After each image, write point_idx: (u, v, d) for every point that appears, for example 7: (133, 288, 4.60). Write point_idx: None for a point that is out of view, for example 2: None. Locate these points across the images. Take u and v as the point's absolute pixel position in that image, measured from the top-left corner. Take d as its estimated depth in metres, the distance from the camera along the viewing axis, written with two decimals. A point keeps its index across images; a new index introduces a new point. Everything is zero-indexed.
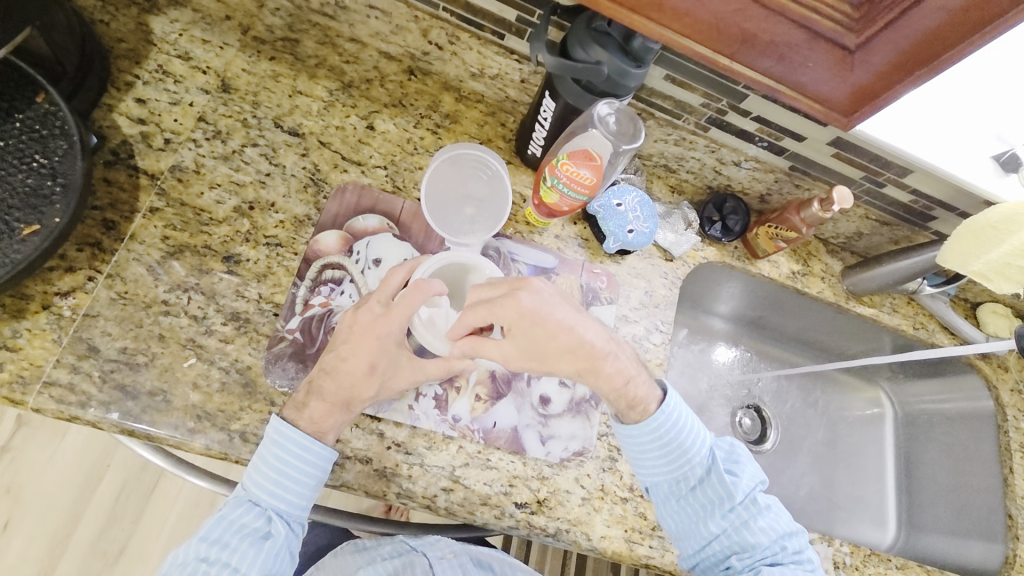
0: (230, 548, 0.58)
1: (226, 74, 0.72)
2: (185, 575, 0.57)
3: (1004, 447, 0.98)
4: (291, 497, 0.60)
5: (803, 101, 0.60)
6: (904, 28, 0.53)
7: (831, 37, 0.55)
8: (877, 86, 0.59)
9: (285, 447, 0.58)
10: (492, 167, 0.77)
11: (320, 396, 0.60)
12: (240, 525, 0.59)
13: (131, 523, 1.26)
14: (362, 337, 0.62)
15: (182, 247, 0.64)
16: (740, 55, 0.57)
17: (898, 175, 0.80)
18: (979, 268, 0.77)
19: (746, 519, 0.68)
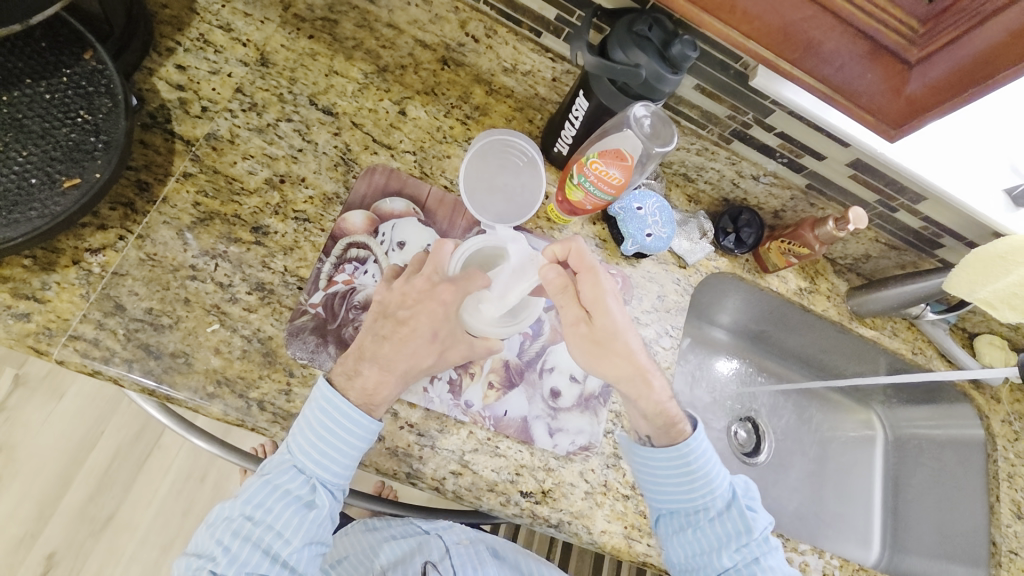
0: (275, 512, 0.59)
1: (266, 48, 0.73)
2: (230, 530, 0.59)
3: (992, 475, 1.00)
4: (335, 468, 0.60)
5: (856, 111, 0.66)
6: (961, 46, 0.60)
7: (893, 48, 0.62)
8: (925, 102, 0.64)
9: (335, 418, 0.59)
10: (526, 155, 0.78)
11: (378, 363, 0.61)
12: (284, 491, 0.60)
13: (121, 491, 1.25)
14: (423, 304, 0.66)
15: (213, 215, 0.65)
16: (803, 60, 0.63)
17: (911, 201, 0.82)
18: (985, 296, 0.78)
19: (757, 556, 0.67)
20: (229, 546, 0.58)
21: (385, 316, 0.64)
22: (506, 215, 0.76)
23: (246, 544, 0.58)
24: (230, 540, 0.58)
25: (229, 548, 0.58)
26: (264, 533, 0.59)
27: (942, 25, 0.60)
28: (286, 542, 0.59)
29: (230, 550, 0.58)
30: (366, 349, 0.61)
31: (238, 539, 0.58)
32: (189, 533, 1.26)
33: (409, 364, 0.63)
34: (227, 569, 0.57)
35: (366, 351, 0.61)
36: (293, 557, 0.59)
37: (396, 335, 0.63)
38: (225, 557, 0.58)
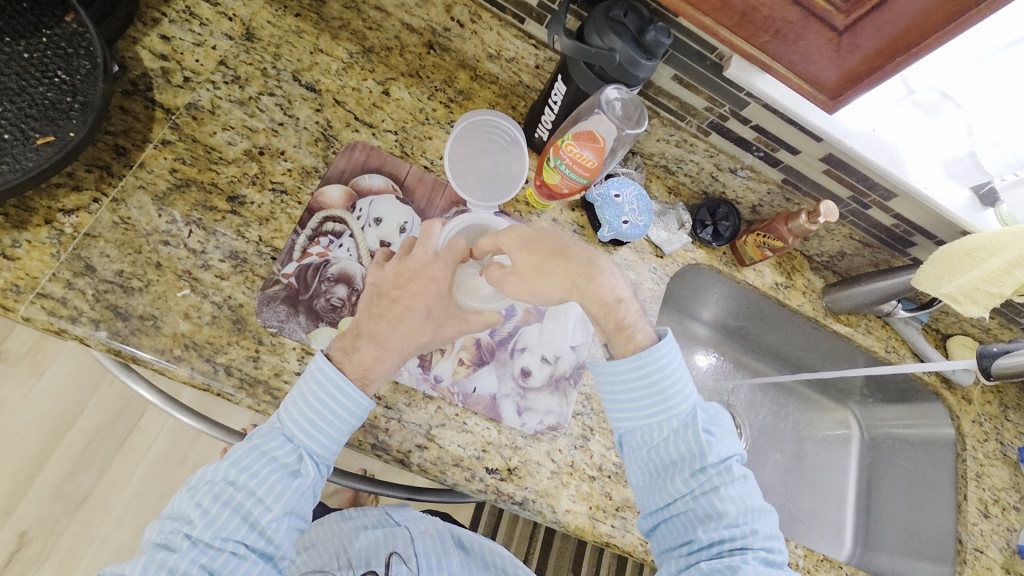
0: (259, 477, 0.57)
1: (252, 24, 0.74)
2: (211, 493, 0.56)
3: (961, 475, 1.01)
4: (324, 440, 0.59)
5: (793, 80, 0.69)
6: (888, 12, 0.60)
7: (824, 16, 0.62)
8: (861, 70, 0.66)
9: (328, 390, 0.58)
10: (507, 133, 0.80)
11: (375, 341, 0.61)
12: (270, 457, 0.58)
13: (97, 470, 1.25)
14: (415, 283, 0.64)
15: (190, 182, 0.65)
16: (737, 28, 0.64)
17: (883, 198, 0.83)
18: (950, 292, 0.80)
19: (716, 485, 0.61)
20: (208, 509, 0.55)
21: (380, 296, 0.63)
22: (491, 193, 0.76)
23: (226, 508, 0.55)
24: (210, 502, 0.55)
25: (207, 511, 0.55)
26: (245, 498, 0.56)
27: None
28: (267, 509, 0.56)
29: (209, 513, 0.55)
30: (365, 328, 0.62)
31: (217, 502, 0.55)
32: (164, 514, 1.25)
33: (406, 341, 0.63)
34: (204, 532, 0.54)
35: (365, 328, 0.62)
36: (270, 526, 0.56)
37: (391, 313, 0.63)
38: (203, 520, 0.55)
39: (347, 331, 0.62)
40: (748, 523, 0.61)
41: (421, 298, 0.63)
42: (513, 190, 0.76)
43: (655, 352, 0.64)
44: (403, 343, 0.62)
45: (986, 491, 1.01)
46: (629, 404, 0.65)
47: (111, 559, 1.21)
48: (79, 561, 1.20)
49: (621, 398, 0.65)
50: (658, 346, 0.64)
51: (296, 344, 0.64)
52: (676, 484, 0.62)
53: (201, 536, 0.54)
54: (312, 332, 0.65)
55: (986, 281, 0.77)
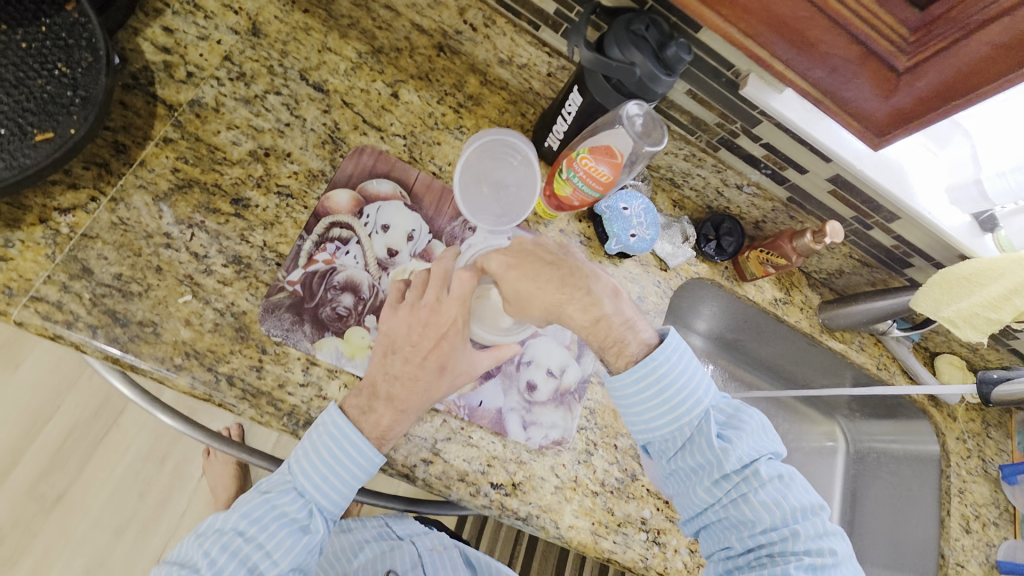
0: (269, 530, 0.58)
1: (258, 18, 0.72)
2: (219, 543, 0.57)
3: (944, 491, 1.04)
4: (334, 496, 0.61)
5: (842, 117, 0.66)
6: (952, 56, 0.57)
7: (883, 55, 0.60)
8: (915, 110, 0.62)
9: (341, 447, 0.59)
10: (522, 153, 0.78)
11: (393, 402, 0.60)
12: (281, 511, 0.59)
13: (76, 469, 1.21)
14: (432, 336, 0.63)
15: (193, 182, 0.63)
16: (793, 62, 0.62)
17: (886, 219, 0.85)
18: (949, 315, 0.82)
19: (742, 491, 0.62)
20: (216, 559, 0.56)
21: (394, 351, 0.62)
22: (502, 217, 0.75)
23: (233, 559, 0.56)
24: (218, 552, 0.56)
25: (214, 561, 0.56)
26: (253, 550, 0.57)
27: (932, 35, 0.57)
28: (273, 563, 0.57)
29: (216, 562, 0.56)
30: (381, 389, 0.60)
31: (225, 553, 0.56)
32: (145, 516, 1.22)
33: (425, 400, 0.62)
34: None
35: (382, 388, 0.60)
36: None
37: (409, 372, 0.61)
38: (210, 569, 0.56)
39: (362, 389, 0.61)
40: (787, 524, 0.61)
41: (440, 353, 0.63)
42: (523, 215, 0.75)
43: (648, 363, 0.65)
44: (421, 402, 0.61)
45: (969, 506, 1.03)
46: (643, 419, 0.66)
47: (88, 562, 1.17)
48: (54, 563, 1.16)
49: (635, 413, 0.66)
50: (651, 356, 0.65)
51: (301, 354, 0.62)
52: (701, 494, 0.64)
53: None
54: (317, 342, 0.63)
55: (985, 307, 0.79)
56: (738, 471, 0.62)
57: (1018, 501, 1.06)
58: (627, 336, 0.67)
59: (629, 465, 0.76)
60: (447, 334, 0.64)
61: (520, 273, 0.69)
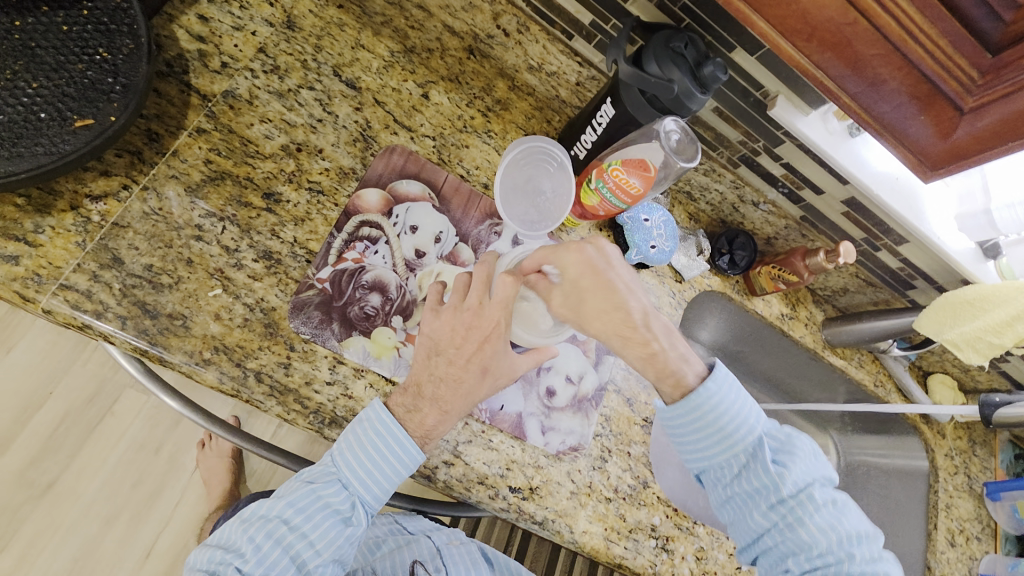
0: (313, 521, 0.59)
1: (293, 12, 0.71)
2: (264, 530, 0.58)
3: (932, 505, 1.09)
4: (377, 490, 0.61)
5: (898, 150, 0.64)
6: (1019, 103, 0.55)
7: (950, 96, 0.58)
8: (971, 148, 0.60)
9: (385, 442, 0.59)
10: (557, 158, 0.78)
11: (437, 403, 0.61)
12: (325, 502, 0.60)
13: (66, 456, 1.18)
14: (472, 340, 0.62)
15: (225, 174, 0.62)
16: (861, 96, 0.60)
17: (895, 242, 0.87)
18: (952, 337, 0.85)
19: (799, 515, 0.61)
20: (260, 545, 0.57)
21: (438, 354, 0.62)
22: (540, 222, 0.76)
23: (277, 546, 0.57)
24: (262, 539, 0.57)
25: (259, 547, 0.57)
26: (297, 539, 0.58)
27: (1001, 80, 0.55)
28: (316, 553, 0.59)
29: (260, 549, 0.57)
30: (426, 388, 0.61)
31: (269, 539, 0.57)
32: (137, 506, 1.19)
33: (466, 403, 0.62)
34: (254, 569, 0.56)
35: (427, 389, 0.61)
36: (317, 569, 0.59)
37: (452, 375, 0.61)
38: (254, 556, 0.57)
39: (408, 388, 0.61)
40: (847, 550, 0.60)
41: (478, 358, 0.62)
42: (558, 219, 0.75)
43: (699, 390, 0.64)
44: (463, 404, 0.62)
45: (953, 520, 1.08)
46: (690, 449, 0.65)
47: (76, 551, 1.15)
48: (41, 552, 1.13)
49: (686, 441, 0.65)
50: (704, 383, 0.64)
51: (328, 353, 0.62)
52: (758, 521, 0.63)
53: (251, 573, 0.56)
54: (345, 341, 0.63)
55: (988, 331, 0.82)
56: (794, 495, 0.62)
57: (999, 517, 1.11)
58: (684, 371, 0.65)
59: (641, 473, 0.77)
60: (488, 339, 0.62)
61: (586, 274, 0.65)
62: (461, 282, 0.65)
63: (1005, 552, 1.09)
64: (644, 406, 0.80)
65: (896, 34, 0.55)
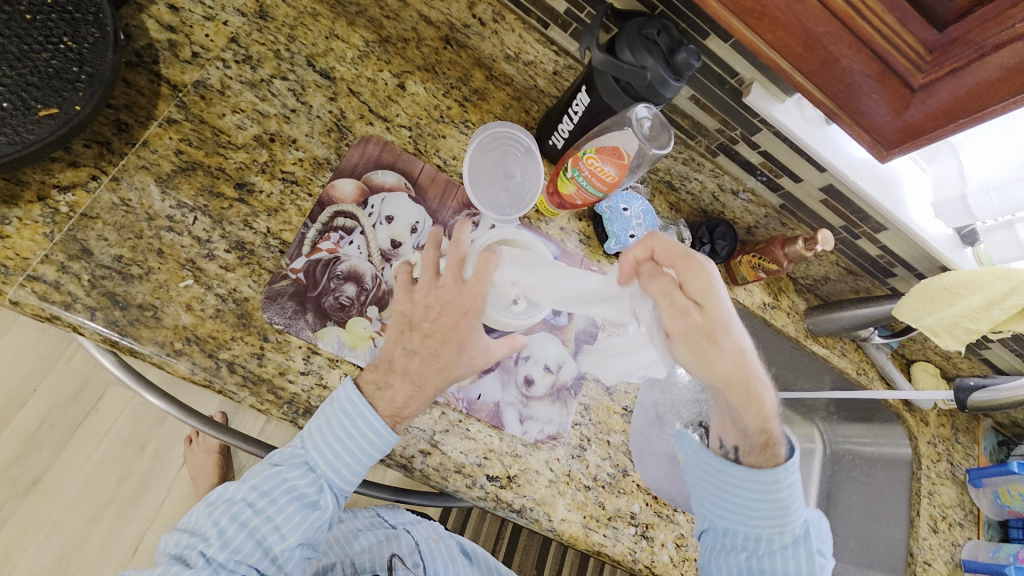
0: (278, 505, 0.59)
1: (265, 2, 0.71)
2: (229, 513, 0.58)
3: (915, 492, 1.08)
4: (345, 473, 0.61)
5: (854, 130, 0.64)
6: (966, 79, 0.57)
7: (902, 73, 0.60)
8: (925, 126, 0.61)
9: (351, 425, 0.59)
10: (523, 143, 0.78)
11: (409, 378, 0.60)
12: (291, 485, 0.60)
13: (50, 454, 1.18)
14: (447, 316, 0.62)
15: (196, 165, 0.62)
16: (813, 75, 0.61)
17: (873, 230, 0.88)
18: (929, 323, 0.85)
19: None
20: (224, 530, 0.58)
21: (411, 329, 0.62)
22: (511, 207, 0.75)
23: (241, 530, 0.58)
24: (227, 523, 0.58)
25: (223, 532, 0.58)
26: (261, 523, 0.58)
27: (950, 56, 0.57)
28: (281, 537, 0.59)
29: (224, 534, 0.58)
30: (398, 362, 0.61)
31: (233, 523, 0.58)
32: (122, 502, 1.19)
33: (441, 378, 0.61)
34: (218, 553, 0.57)
35: (399, 363, 0.61)
36: (282, 553, 0.59)
37: (426, 349, 0.61)
38: (218, 540, 0.57)
39: (379, 364, 0.61)
40: None
41: (453, 333, 0.62)
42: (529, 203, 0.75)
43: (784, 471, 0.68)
44: (439, 380, 0.61)
45: (937, 507, 1.09)
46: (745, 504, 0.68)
47: (60, 548, 1.14)
48: (26, 549, 1.13)
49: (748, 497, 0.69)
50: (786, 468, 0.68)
51: (302, 343, 0.62)
52: None
53: (216, 556, 0.57)
54: (319, 331, 0.63)
55: (965, 316, 0.82)
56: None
57: (982, 504, 1.12)
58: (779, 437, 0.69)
59: (621, 461, 0.77)
60: (465, 312, 0.63)
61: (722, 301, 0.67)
62: (448, 254, 0.65)
63: (988, 538, 1.10)
64: (624, 394, 0.81)
65: (845, 13, 0.56)
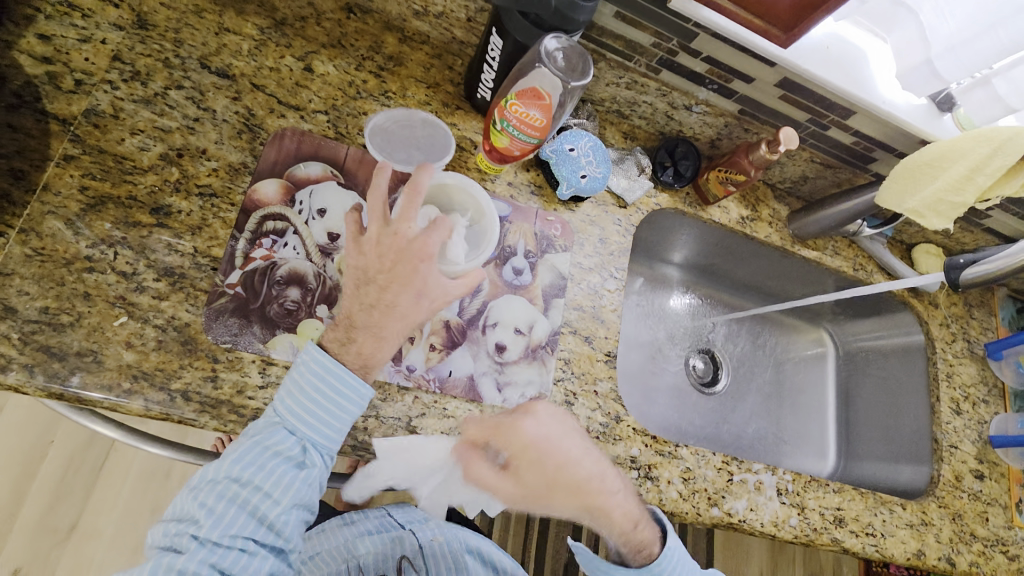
0: (265, 471, 0.58)
1: (142, 9, 0.67)
2: (216, 491, 0.57)
3: (933, 377, 1.06)
4: (327, 432, 0.60)
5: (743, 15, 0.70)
6: None
7: None
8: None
9: (327, 380, 0.58)
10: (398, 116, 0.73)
11: (373, 330, 0.61)
12: (274, 451, 0.58)
13: (81, 498, 1.22)
14: (403, 265, 0.61)
15: (105, 198, 0.60)
16: None
17: (842, 117, 0.82)
18: (914, 206, 0.80)
19: None
20: (214, 507, 0.56)
21: (368, 282, 0.61)
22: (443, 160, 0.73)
23: (232, 505, 0.57)
24: (214, 501, 0.56)
25: (213, 509, 0.56)
26: (251, 493, 0.57)
27: None
28: (275, 503, 0.58)
29: (214, 510, 0.56)
30: (359, 319, 0.60)
31: (223, 500, 0.57)
32: None
33: (402, 326, 0.61)
34: (211, 532, 0.56)
35: (357, 320, 0.60)
36: (279, 519, 0.59)
37: (381, 302, 0.61)
38: (210, 519, 0.56)
39: (340, 322, 0.61)
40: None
41: (411, 283, 0.61)
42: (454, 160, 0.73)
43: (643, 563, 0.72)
44: (399, 328, 0.61)
45: (957, 389, 1.06)
46: None
47: None
48: None
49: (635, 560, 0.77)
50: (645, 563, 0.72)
51: (255, 356, 0.61)
52: None
53: (209, 536, 0.56)
54: (270, 342, 0.61)
55: (948, 190, 0.76)
56: None
57: (1006, 376, 1.09)
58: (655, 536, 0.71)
59: (612, 409, 0.76)
60: (421, 259, 0.61)
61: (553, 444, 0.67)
62: (404, 198, 0.62)
63: (1016, 410, 1.08)
64: (604, 341, 0.79)
65: None
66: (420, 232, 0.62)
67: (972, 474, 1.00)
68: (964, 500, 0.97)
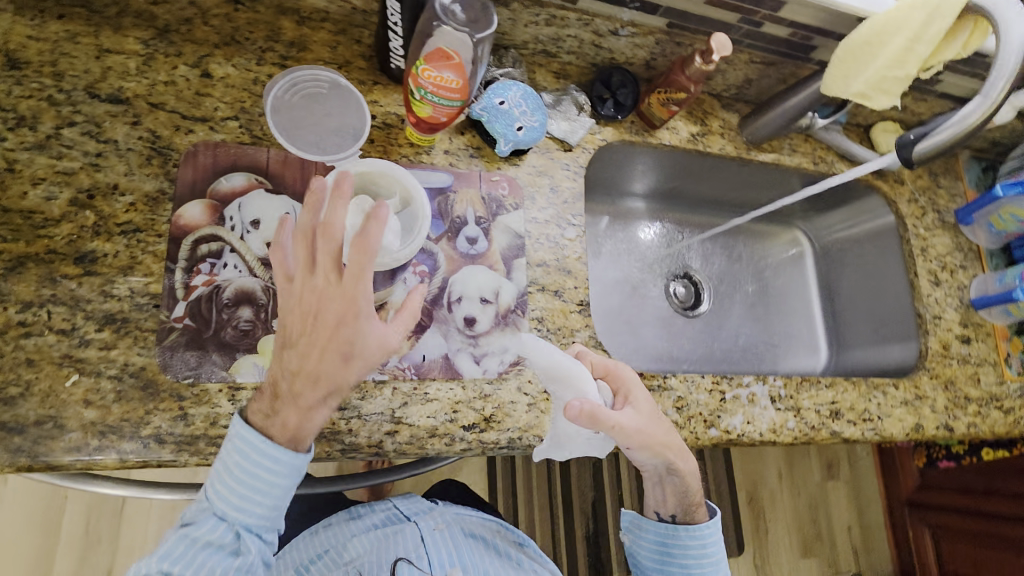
0: (194, 565, 0.53)
1: (10, 48, 0.62)
2: None
3: (909, 255, 1.06)
4: (260, 511, 0.57)
5: None
6: None
7: None
8: None
9: (251, 458, 0.55)
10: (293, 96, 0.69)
11: (296, 399, 0.54)
12: (203, 542, 0.54)
13: (110, 543, 1.24)
14: (326, 327, 0.54)
15: (23, 259, 0.57)
16: None
17: (772, 10, 0.78)
18: (859, 89, 0.77)
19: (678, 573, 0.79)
20: None
21: (289, 346, 0.55)
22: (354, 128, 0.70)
23: None
24: None
25: None
26: None
27: None
28: None
29: None
30: (282, 389, 0.55)
31: None
32: None
33: (331, 394, 0.55)
34: None
35: (281, 388, 0.55)
36: None
37: (304, 371, 0.54)
38: None
39: (264, 391, 0.56)
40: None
41: (336, 344, 0.54)
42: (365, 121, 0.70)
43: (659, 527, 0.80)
44: (328, 397, 0.55)
45: (934, 261, 1.06)
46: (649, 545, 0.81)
47: None
48: None
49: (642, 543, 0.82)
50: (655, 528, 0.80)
51: (220, 385, 0.59)
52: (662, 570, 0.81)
53: None
54: (232, 367, 0.60)
55: (891, 65, 0.74)
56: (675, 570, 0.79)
57: (979, 238, 1.10)
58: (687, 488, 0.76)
59: None
60: (343, 315, 0.54)
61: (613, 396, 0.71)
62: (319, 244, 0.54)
63: (993, 269, 1.09)
64: (574, 291, 0.78)
65: None
66: (344, 284, 0.54)
67: (958, 340, 1.02)
68: (953, 366, 0.99)
